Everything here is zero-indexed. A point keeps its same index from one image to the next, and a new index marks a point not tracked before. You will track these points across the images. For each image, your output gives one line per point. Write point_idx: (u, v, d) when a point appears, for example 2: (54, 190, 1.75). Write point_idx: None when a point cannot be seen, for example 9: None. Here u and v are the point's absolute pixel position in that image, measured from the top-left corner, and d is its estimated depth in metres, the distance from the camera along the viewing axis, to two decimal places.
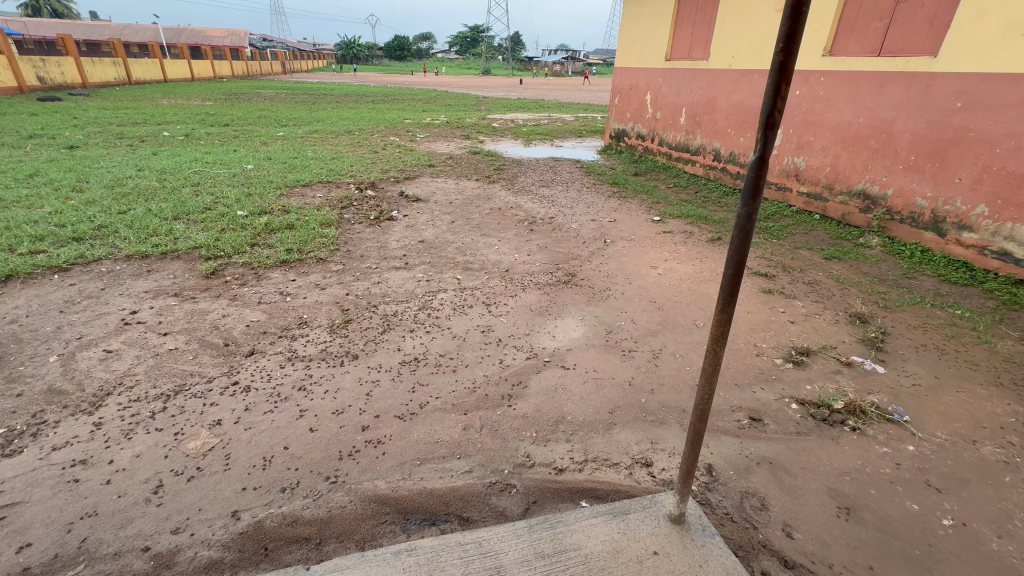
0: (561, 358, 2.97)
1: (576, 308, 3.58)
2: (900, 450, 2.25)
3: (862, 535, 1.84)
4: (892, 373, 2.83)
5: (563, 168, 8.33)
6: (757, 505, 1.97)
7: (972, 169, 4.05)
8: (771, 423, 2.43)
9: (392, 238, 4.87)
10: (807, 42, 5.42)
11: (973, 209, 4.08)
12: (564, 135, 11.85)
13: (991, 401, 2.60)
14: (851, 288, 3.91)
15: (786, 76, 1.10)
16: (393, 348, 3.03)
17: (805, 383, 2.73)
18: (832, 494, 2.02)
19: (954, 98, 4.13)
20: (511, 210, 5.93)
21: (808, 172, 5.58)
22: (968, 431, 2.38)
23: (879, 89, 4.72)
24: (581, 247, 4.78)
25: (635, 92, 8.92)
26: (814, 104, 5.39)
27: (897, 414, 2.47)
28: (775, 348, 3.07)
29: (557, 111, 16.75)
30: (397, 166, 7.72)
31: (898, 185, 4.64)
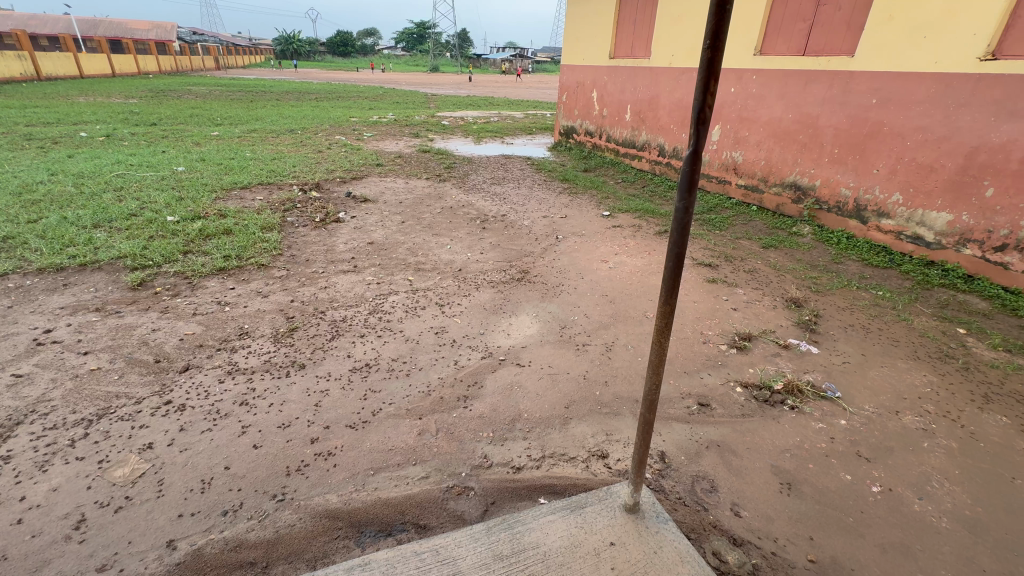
0: (516, 356, 2.97)
1: (530, 305, 3.59)
2: (833, 425, 2.41)
3: (803, 507, 1.95)
4: (825, 353, 3.03)
5: (514, 166, 8.35)
6: (707, 487, 2.04)
7: (888, 161, 4.39)
8: (717, 407, 2.53)
9: (339, 241, 4.70)
10: (739, 42, 5.68)
11: (890, 198, 4.42)
12: (515, 132, 11.88)
13: (910, 373, 2.83)
14: (787, 275, 4.14)
15: (715, 72, 1.13)
16: (342, 355, 2.92)
17: (748, 367, 2.87)
18: (775, 471, 2.13)
19: (870, 95, 4.46)
20: (463, 208, 5.88)
21: (744, 166, 5.86)
22: (891, 403, 2.58)
23: (805, 87, 5.03)
24: (534, 243, 4.81)
25: (583, 89, 9.05)
26: (748, 101, 5.68)
27: (830, 391, 2.64)
28: (720, 334, 3.21)
29: (507, 109, 16.77)
30: (344, 166, 7.46)
31: (825, 176, 4.97)
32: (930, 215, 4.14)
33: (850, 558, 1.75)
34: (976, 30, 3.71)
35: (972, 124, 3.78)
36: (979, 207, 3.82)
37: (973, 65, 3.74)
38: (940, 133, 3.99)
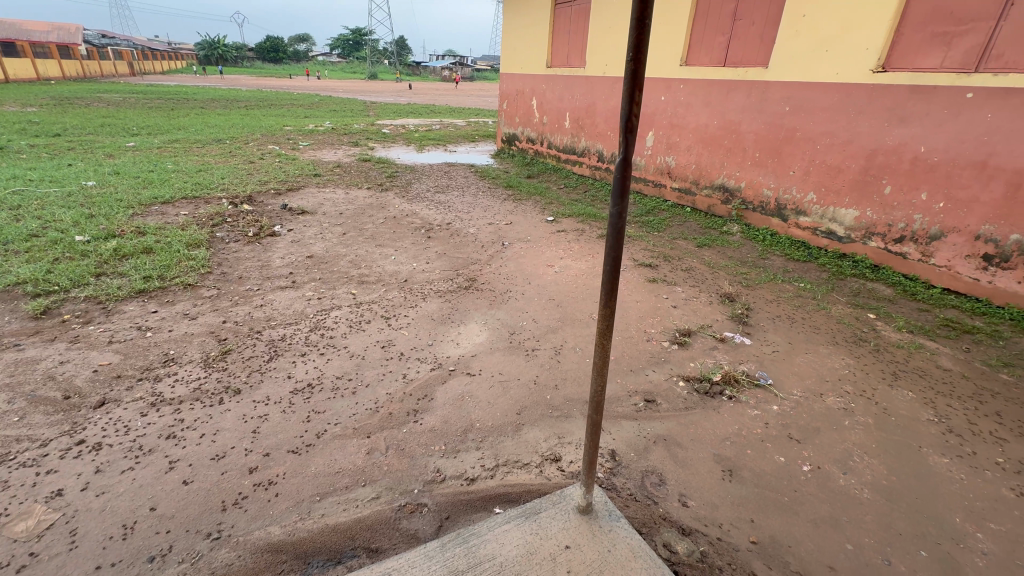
0: (466, 365, 2.94)
1: (478, 313, 3.58)
2: (767, 411, 2.57)
3: (743, 492, 2.06)
4: (757, 343, 3.23)
5: (458, 173, 8.32)
6: (656, 481, 2.11)
7: (802, 163, 4.78)
8: (662, 402, 2.63)
9: (275, 256, 4.47)
10: (666, 53, 6.01)
11: (805, 197, 4.80)
12: (457, 140, 11.87)
13: (830, 357, 3.08)
14: (720, 272, 4.39)
15: (639, 83, 1.18)
16: (282, 377, 2.77)
17: (689, 361, 3.00)
18: (717, 459, 2.24)
19: (783, 103, 4.84)
20: (406, 218, 5.78)
21: (677, 170, 6.17)
22: (816, 386, 2.79)
23: (727, 96, 5.39)
24: (480, 251, 4.80)
25: (523, 97, 9.20)
26: (677, 108, 5.99)
27: (763, 378, 2.83)
28: (663, 332, 3.34)
29: (449, 116, 16.71)
30: (278, 177, 7.13)
31: (749, 178, 5.32)
32: (840, 212, 4.54)
33: (787, 535, 1.87)
34: (869, 44, 4.12)
35: (869, 129, 4.20)
36: (879, 203, 4.23)
37: (868, 76, 4.15)
38: (844, 138, 4.39)
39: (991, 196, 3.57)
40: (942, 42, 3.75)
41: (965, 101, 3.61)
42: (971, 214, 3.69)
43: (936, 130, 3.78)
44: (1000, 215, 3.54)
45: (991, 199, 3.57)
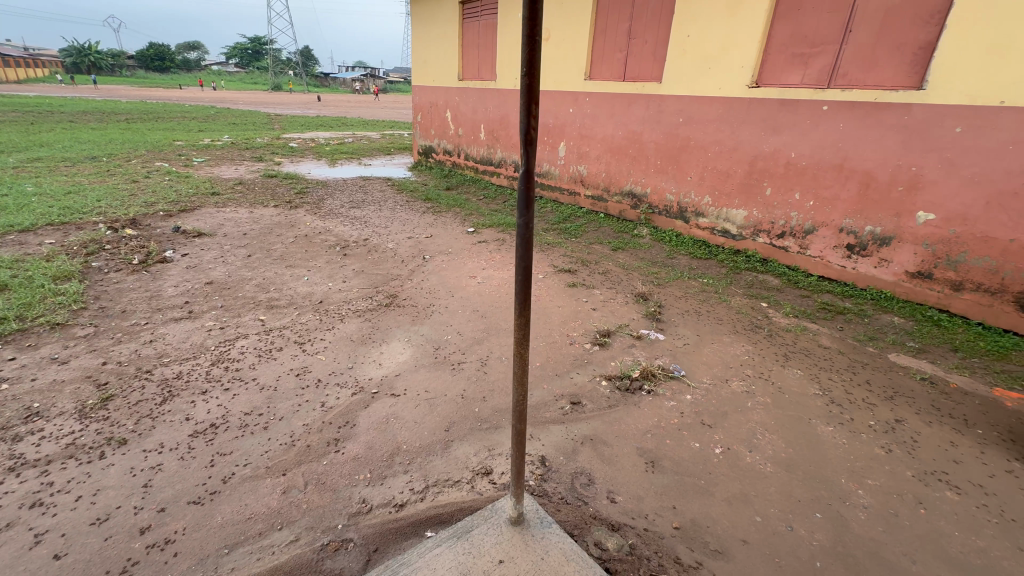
0: (390, 386, 2.83)
1: (400, 330, 3.47)
2: (681, 401, 2.75)
3: (665, 481, 2.17)
4: (669, 338, 3.45)
5: (374, 187, 8.08)
6: (585, 481, 2.16)
7: (697, 169, 5.21)
8: (588, 403, 2.71)
9: (167, 284, 4.02)
10: (571, 68, 6.32)
11: (702, 200, 5.24)
12: (372, 153, 11.54)
13: (733, 345, 3.37)
14: (634, 273, 4.65)
15: (534, 97, 1.21)
16: (178, 420, 2.47)
17: (610, 360, 3.13)
18: (640, 452, 2.34)
19: (677, 114, 5.26)
20: (319, 235, 5.49)
21: (590, 178, 6.47)
22: (722, 373, 3.03)
23: (628, 108, 5.75)
24: (400, 266, 4.68)
25: (437, 110, 9.17)
26: (585, 120, 6.30)
27: (676, 370, 3.02)
28: (584, 334, 3.46)
29: (362, 129, 16.24)
30: (168, 197, 6.46)
31: (653, 184, 5.71)
32: (732, 213, 5.01)
33: (705, 516, 1.99)
34: (743, 63, 4.61)
35: (750, 138, 4.69)
36: (763, 203, 4.73)
37: (745, 91, 4.63)
38: (730, 145, 4.86)
39: (849, 194, 4.13)
40: (800, 61, 4.29)
41: (823, 113, 4.15)
42: (835, 210, 4.24)
43: (802, 138, 4.31)
44: (857, 210, 4.11)
45: (849, 197, 4.13)
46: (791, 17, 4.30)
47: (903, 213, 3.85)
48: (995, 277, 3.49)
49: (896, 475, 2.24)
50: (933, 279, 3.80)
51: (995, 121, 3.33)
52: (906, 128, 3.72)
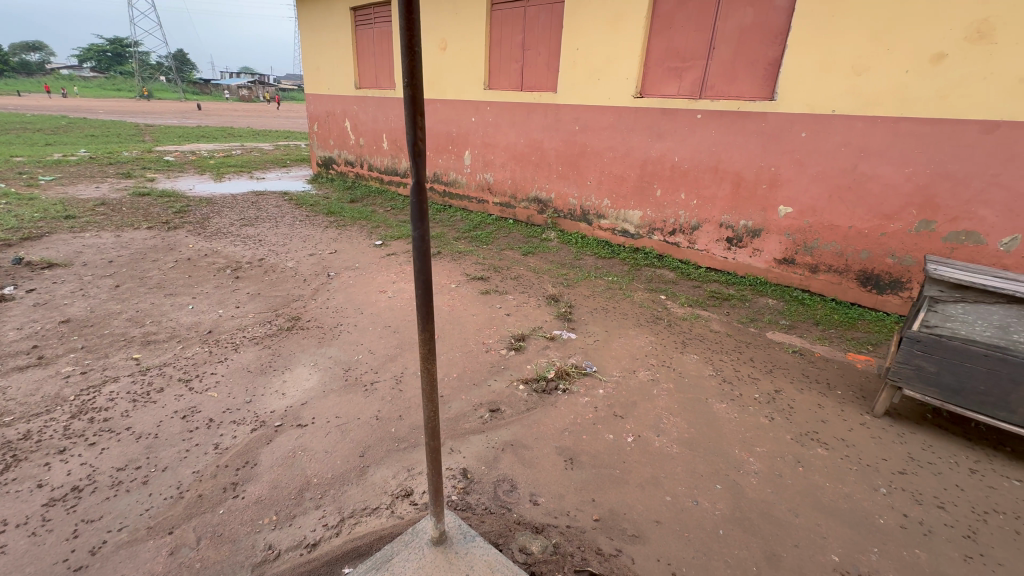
0: (296, 416, 2.62)
1: (305, 355, 3.24)
2: (595, 395, 2.87)
3: (583, 476, 2.25)
4: (580, 336, 3.59)
5: (268, 202, 7.50)
6: (507, 488, 2.17)
7: (596, 174, 5.51)
8: (506, 409, 2.73)
9: (7, 327, 3.38)
10: (470, 77, 6.40)
11: (602, 202, 5.55)
12: (265, 166, 10.71)
13: (638, 337, 3.60)
14: (544, 276, 4.79)
15: (419, 108, 1.21)
16: (28, 488, 2.08)
17: (526, 364, 3.19)
18: (559, 451, 2.40)
19: (574, 123, 5.53)
20: (205, 258, 4.96)
21: (497, 185, 6.57)
22: (630, 365, 3.22)
23: (528, 117, 5.94)
24: (302, 285, 4.38)
25: (334, 119, 8.76)
26: (487, 128, 6.40)
27: (588, 366, 3.16)
28: (500, 340, 3.49)
29: (251, 140, 15.01)
30: (5, 223, 5.45)
31: (557, 189, 5.94)
32: (629, 214, 5.36)
33: (622, 504, 2.09)
34: (627, 75, 4.98)
35: (638, 144, 5.07)
36: (655, 204, 5.12)
37: (631, 101, 5.00)
38: (622, 151, 5.21)
39: (725, 193, 4.62)
40: (675, 74, 4.73)
41: (698, 120, 4.60)
42: (714, 207, 4.72)
43: (682, 143, 4.75)
44: (733, 207, 4.60)
45: (725, 195, 4.62)
46: (664, 34, 4.72)
47: (768, 208, 4.38)
48: (842, 259, 4.10)
49: (779, 440, 2.53)
50: (795, 264, 4.36)
51: (830, 127, 3.92)
52: (764, 133, 4.25)
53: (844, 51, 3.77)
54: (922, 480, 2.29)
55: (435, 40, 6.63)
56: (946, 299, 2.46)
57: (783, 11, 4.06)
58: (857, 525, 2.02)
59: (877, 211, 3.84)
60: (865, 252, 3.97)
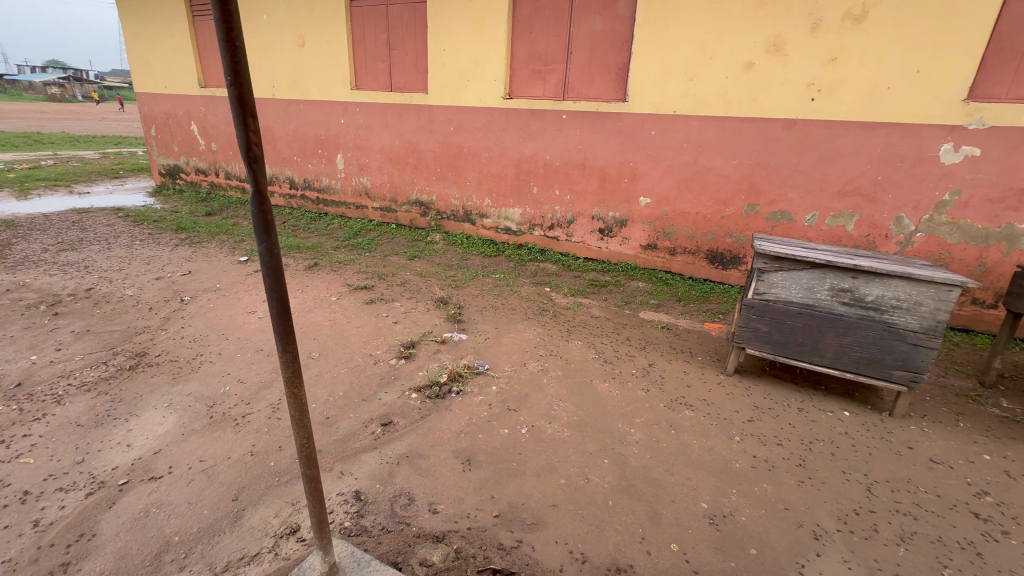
0: (147, 468, 2.25)
1: (157, 396, 2.79)
2: (488, 393, 2.90)
3: (481, 475, 2.26)
4: (471, 336, 3.60)
5: (96, 221, 6.33)
6: (405, 502, 2.09)
7: (474, 174, 5.57)
8: (399, 420, 2.64)
9: None
10: (334, 76, 6.05)
11: (483, 202, 5.62)
12: (89, 178, 9.02)
13: (526, 331, 3.72)
14: (431, 279, 4.72)
15: (249, 109, 1.10)
16: None
17: (417, 371, 3.11)
18: (456, 454, 2.39)
19: (448, 124, 5.52)
20: (7, 294, 4.02)
21: (375, 190, 6.32)
22: (520, 358, 3.31)
23: (400, 118, 5.79)
24: (148, 315, 3.77)
25: (176, 121, 7.68)
26: (359, 130, 6.11)
27: (481, 365, 3.18)
28: (388, 350, 3.35)
29: (65, 148, 12.49)
30: None
31: (437, 191, 5.88)
32: (510, 212, 5.51)
33: (520, 495, 2.14)
34: (494, 76, 5.10)
35: (512, 144, 5.22)
36: (533, 201, 5.33)
37: (501, 102, 5.14)
38: (497, 151, 5.33)
39: (593, 188, 4.97)
40: (539, 77, 4.97)
41: (563, 120, 4.88)
42: (586, 201, 5.05)
43: (552, 142, 5.01)
44: (601, 200, 4.96)
45: (594, 190, 4.97)
46: (525, 38, 4.92)
47: (631, 200, 4.81)
48: (693, 241, 4.66)
49: (654, 409, 2.80)
50: (658, 248, 4.85)
51: (673, 125, 4.42)
52: (621, 132, 4.65)
53: (677, 58, 4.27)
54: (764, 424, 2.70)
55: (291, 36, 6.15)
56: (769, 269, 2.86)
57: (625, 21, 4.47)
58: (719, 472, 2.32)
59: (716, 198, 4.43)
60: (711, 234, 4.55)
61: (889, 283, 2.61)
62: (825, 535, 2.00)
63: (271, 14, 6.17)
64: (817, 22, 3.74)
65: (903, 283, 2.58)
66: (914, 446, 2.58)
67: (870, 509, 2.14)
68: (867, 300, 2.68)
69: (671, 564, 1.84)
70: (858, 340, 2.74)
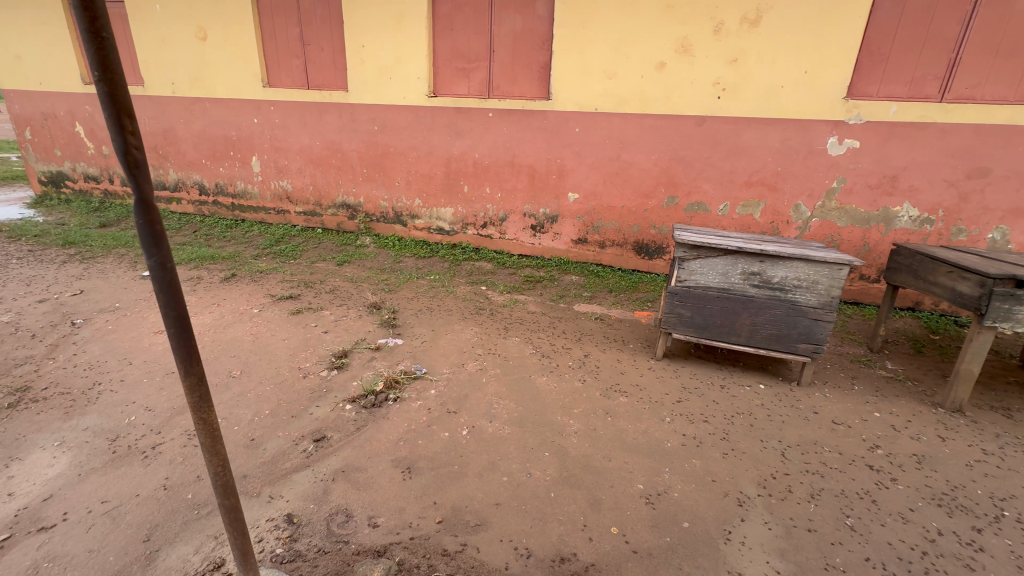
0: (35, 518, 1.98)
1: (45, 435, 2.46)
2: (427, 397, 2.85)
3: (423, 482, 2.21)
4: (407, 340, 3.52)
5: None
6: (342, 519, 2.00)
7: (403, 174, 5.43)
8: (333, 434, 2.52)
9: None
10: (243, 73, 5.64)
11: (414, 202, 5.50)
12: None
13: (464, 331, 3.69)
14: (363, 284, 4.55)
15: (125, 109, 0.99)
16: None
17: (351, 381, 2.98)
18: (396, 463, 2.32)
19: (371, 123, 5.33)
20: None
21: (296, 193, 5.98)
22: (458, 359, 3.28)
23: (319, 117, 5.51)
24: (31, 343, 3.31)
25: (56, 122, 6.80)
26: (275, 130, 5.74)
27: (418, 369, 3.12)
28: (318, 362, 3.18)
29: None
30: None
31: (365, 193, 5.67)
32: (441, 212, 5.44)
33: (463, 498, 2.12)
34: (418, 74, 5.01)
35: (439, 143, 5.15)
36: (464, 200, 5.29)
37: (425, 100, 5.05)
38: (425, 150, 5.23)
39: (523, 185, 5.02)
40: (463, 75, 4.94)
41: (490, 119, 4.88)
42: (516, 198, 5.09)
43: (479, 141, 4.99)
44: (532, 196, 5.02)
45: (524, 187, 5.02)
46: (447, 36, 4.87)
47: (560, 196, 4.92)
48: (620, 234, 4.84)
49: (591, 399, 2.88)
50: (588, 242, 4.99)
51: (596, 122, 4.57)
52: (547, 129, 4.73)
53: (595, 57, 4.41)
54: (692, 403, 2.87)
55: (191, 29, 5.66)
56: (689, 258, 3.03)
57: (544, 21, 4.55)
58: (652, 453, 2.43)
59: (638, 191, 4.64)
60: (636, 226, 4.76)
61: (791, 265, 2.87)
62: (748, 501, 2.16)
63: (166, 3, 5.64)
64: (719, 26, 4.03)
65: (803, 264, 2.84)
66: (818, 410, 2.86)
67: (785, 472, 2.34)
68: (774, 281, 2.93)
69: (612, 547, 1.90)
70: (768, 319, 2.99)
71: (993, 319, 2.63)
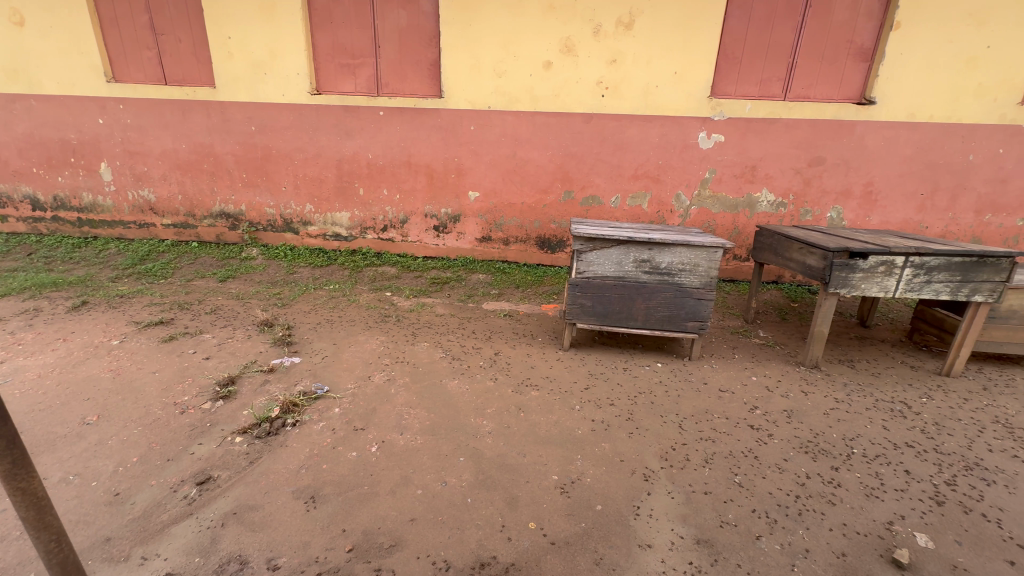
0: None
1: None
2: (330, 417, 2.65)
3: (329, 509, 2.05)
4: (305, 358, 3.25)
5: None
6: (236, 568, 1.78)
7: (289, 177, 5.01)
8: (221, 473, 2.24)
9: None
10: (80, 65, 4.82)
11: (305, 208, 5.11)
12: None
13: (368, 341, 3.50)
14: (251, 300, 4.13)
15: None
16: None
17: (240, 410, 2.68)
18: (297, 495, 2.12)
19: (247, 122, 4.84)
20: None
21: (162, 203, 5.25)
22: (364, 372, 3.10)
23: (183, 117, 4.88)
24: None
25: None
26: (127, 132, 4.99)
27: (319, 388, 2.89)
28: (200, 393, 2.82)
29: None
30: None
31: (246, 200, 5.15)
32: (336, 216, 5.12)
33: (375, 519, 2.00)
34: (297, 70, 4.65)
35: (328, 143, 4.83)
36: (360, 203, 5.03)
37: (308, 97, 4.70)
38: (312, 151, 4.87)
39: (422, 186, 4.89)
40: (348, 71, 4.68)
41: (381, 117, 4.68)
42: (416, 199, 4.95)
43: (372, 140, 4.77)
44: (432, 196, 4.91)
45: (423, 187, 4.90)
46: (326, 29, 4.58)
47: (461, 195, 4.87)
48: (523, 230, 4.92)
49: (503, 396, 2.88)
50: (492, 240, 5.00)
51: (490, 120, 4.58)
52: (441, 128, 4.65)
53: (484, 55, 4.42)
54: (599, 389, 3.00)
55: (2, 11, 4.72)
56: (585, 249, 3.16)
57: (429, 17, 4.46)
58: (565, 442, 2.50)
59: (537, 187, 4.74)
60: (537, 221, 4.87)
61: (675, 250, 3.10)
62: (653, 475, 2.30)
63: None
64: (597, 28, 4.24)
65: (685, 249, 3.09)
66: (708, 381, 3.14)
67: (683, 442, 2.54)
68: (662, 267, 3.15)
69: (531, 543, 1.91)
70: (660, 302, 3.21)
71: (834, 286, 3.08)
